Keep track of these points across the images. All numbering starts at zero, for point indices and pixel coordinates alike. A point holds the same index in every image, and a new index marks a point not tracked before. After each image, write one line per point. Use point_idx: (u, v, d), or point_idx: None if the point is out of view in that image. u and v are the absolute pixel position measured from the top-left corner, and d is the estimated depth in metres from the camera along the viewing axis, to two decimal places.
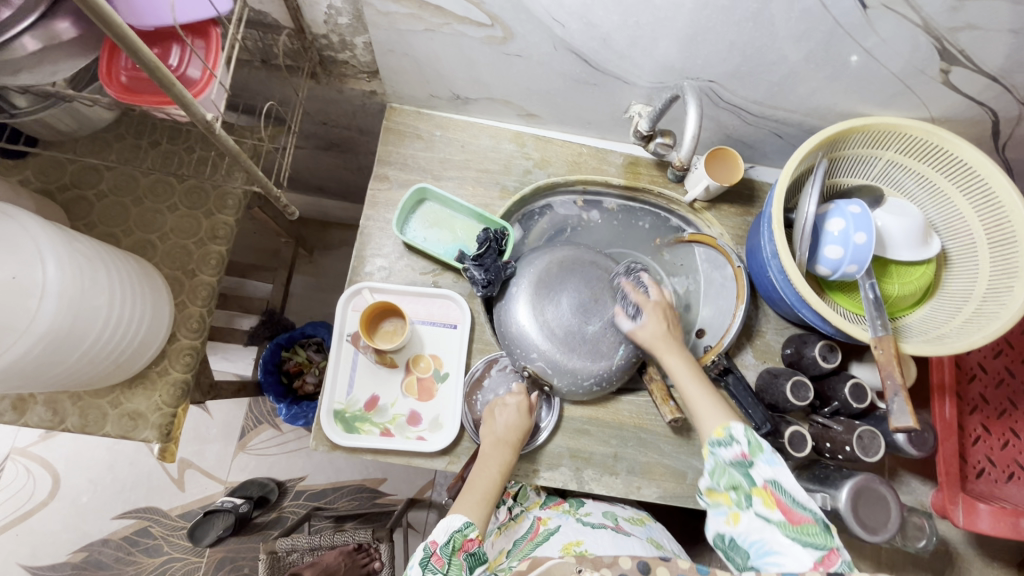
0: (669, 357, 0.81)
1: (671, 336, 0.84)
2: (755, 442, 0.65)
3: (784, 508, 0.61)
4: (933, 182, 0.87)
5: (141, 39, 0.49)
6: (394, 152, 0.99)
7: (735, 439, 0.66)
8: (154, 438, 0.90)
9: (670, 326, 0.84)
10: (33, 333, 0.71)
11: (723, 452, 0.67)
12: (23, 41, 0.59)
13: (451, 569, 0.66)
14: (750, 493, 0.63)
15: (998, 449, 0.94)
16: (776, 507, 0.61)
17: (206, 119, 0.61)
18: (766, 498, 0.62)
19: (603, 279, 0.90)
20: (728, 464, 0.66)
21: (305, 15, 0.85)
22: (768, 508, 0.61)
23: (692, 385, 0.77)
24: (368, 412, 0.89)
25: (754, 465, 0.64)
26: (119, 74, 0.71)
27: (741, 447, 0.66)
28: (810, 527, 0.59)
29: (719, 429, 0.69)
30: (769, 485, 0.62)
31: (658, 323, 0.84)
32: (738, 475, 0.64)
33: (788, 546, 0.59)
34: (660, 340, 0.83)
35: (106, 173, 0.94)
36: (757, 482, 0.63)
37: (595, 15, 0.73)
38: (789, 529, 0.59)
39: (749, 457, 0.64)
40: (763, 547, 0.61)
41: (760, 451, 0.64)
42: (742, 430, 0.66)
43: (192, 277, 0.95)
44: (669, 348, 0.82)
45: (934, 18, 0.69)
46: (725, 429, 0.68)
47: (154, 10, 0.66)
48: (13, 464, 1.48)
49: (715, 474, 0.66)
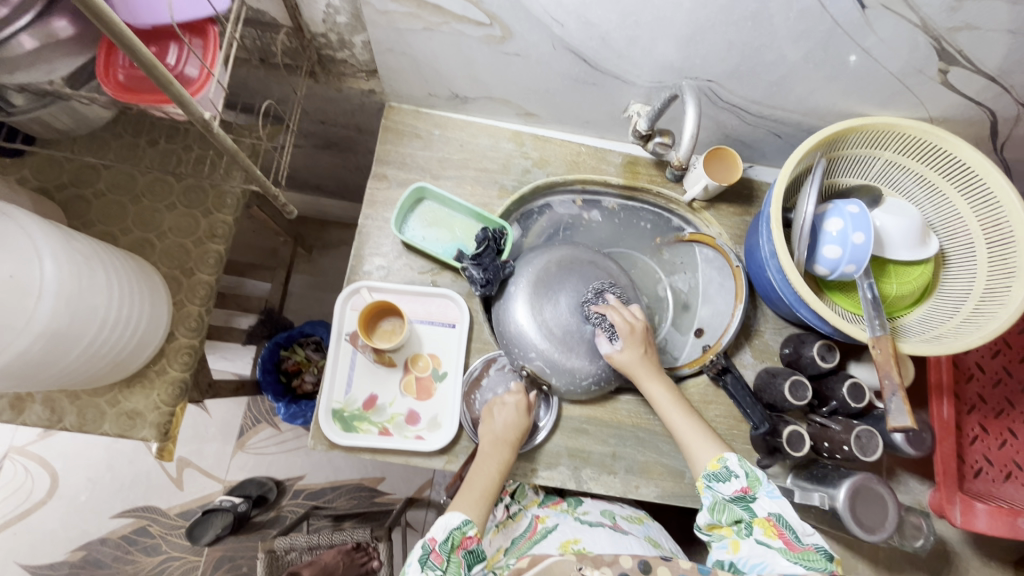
0: (651, 385, 0.83)
1: (649, 360, 0.84)
2: (753, 475, 0.70)
3: (785, 538, 0.65)
4: (932, 182, 0.87)
5: (138, 38, 0.49)
6: (393, 151, 0.99)
7: (733, 472, 0.71)
8: (153, 437, 0.90)
9: (648, 347, 0.85)
10: (32, 331, 0.70)
11: (721, 486, 0.71)
12: (20, 40, 0.59)
13: (450, 566, 0.67)
14: (752, 523, 0.68)
15: (995, 449, 0.94)
16: (778, 536, 0.65)
17: (204, 119, 0.61)
18: (768, 529, 0.66)
19: (596, 282, 0.89)
20: (728, 500, 0.70)
21: (304, 14, 0.85)
22: (769, 537, 0.66)
23: (676, 415, 0.81)
24: (367, 411, 0.89)
25: (756, 499, 0.68)
26: (117, 72, 0.70)
27: (740, 482, 0.70)
28: (811, 553, 0.63)
29: (715, 462, 0.73)
30: (772, 517, 0.66)
31: (634, 350, 0.84)
32: (740, 510, 0.69)
33: (791, 570, 0.63)
34: (638, 366, 0.84)
35: (104, 172, 0.94)
36: (759, 513, 0.67)
37: (594, 15, 0.73)
38: (791, 554, 0.64)
39: (748, 491, 0.69)
40: (764, 570, 0.65)
41: (759, 485, 0.69)
42: (739, 464, 0.71)
43: (191, 276, 0.94)
44: (648, 373, 0.84)
45: (933, 19, 0.69)
46: (721, 462, 0.72)
47: (152, 9, 0.66)
48: (11, 463, 1.48)
49: (716, 509, 0.70)
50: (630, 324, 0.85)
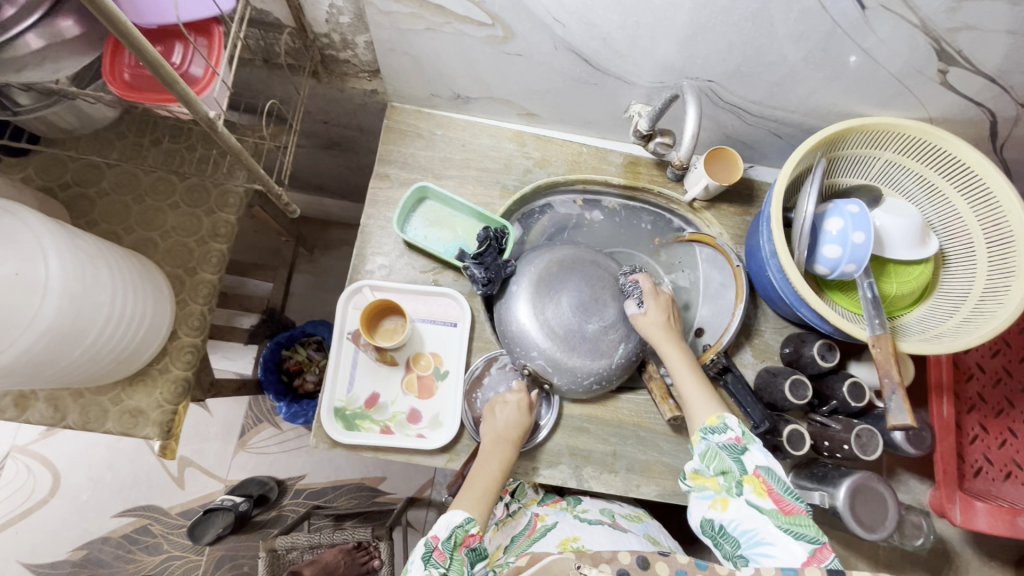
0: (668, 348, 0.83)
1: (671, 326, 0.86)
2: (748, 432, 0.69)
3: (776, 497, 0.63)
4: (931, 182, 0.87)
5: (143, 35, 0.49)
6: (395, 151, 1.00)
7: (728, 425, 0.70)
8: (155, 435, 0.90)
9: (671, 317, 0.87)
10: (36, 328, 0.71)
11: (716, 437, 0.69)
12: (25, 39, 0.59)
13: (453, 564, 0.67)
14: (742, 480, 0.65)
15: (995, 448, 0.94)
16: (767, 495, 0.63)
17: (209, 117, 0.61)
18: (758, 486, 0.64)
19: (607, 278, 0.91)
20: (721, 448, 0.68)
21: (307, 15, 0.86)
22: (760, 495, 0.63)
23: (687, 378, 0.80)
24: (369, 409, 0.90)
25: (747, 451, 0.66)
26: (122, 71, 0.71)
27: (734, 433, 0.69)
28: (801, 518, 0.61)
29: (713, 416, 0.72)
30: (762, 473, 0.64)
31: (659, 313, 0.86)
32: (731, 460, 0.67)
33: (779, 536, 0.60)
34: (659, 328, 0.85)
35: (108, 171, 0.95)
36: (750, 468, 0.65)
37: (595, 15, 0.74)
38: (781, 517, 0.61)
39: (742, 442, 0.67)
40: (755, 538, 0.62)
41: (753, 440, 0.67)
42: (736, 420, 0.70)
43: (194, 275, 0.95)
44: (668, 340, 0.84)
45: (932, 19, 0.69)
46: (720, 416, 0.71)
47: (157, 9, 0.66)
48: (13, 462, 1.48)
49: (706, 457, 0.68)
50: (656, 290, 0.88)
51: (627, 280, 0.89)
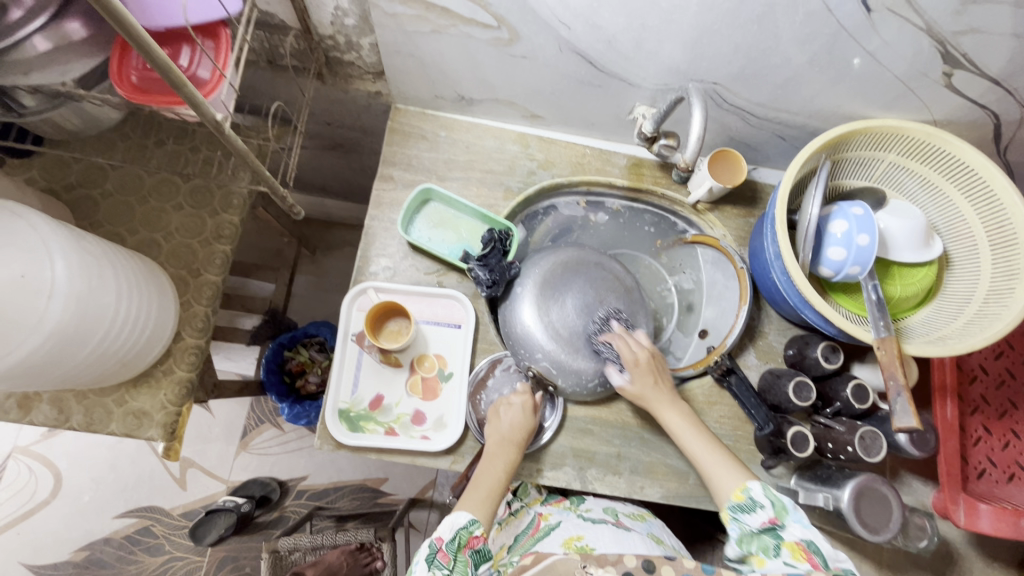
0: (664, 413, 0.83)
1: (660, 388, 0.84)
2: (779, 503, 0.69)
3: (815, 563, 0.64)
4: (935, 185, 0.87)
5: (154, 40, 0.49)
6: (399, 153, 1.00)
7: (759, 503, 0.70)
8: (159, 437, 0.90)
9: (657, 375, 0.85)
10: (42, 330, 0.71)
11: (749, 518, 0.70)
12: (33, 41, 0.59)
13: (457, 565, 0.67)
14: (781, 548, 0.67)
15: (999, 450, 0.94)
16: (806, 561, 0.65)
17: (216, 120, 0.62)
18: (797, 552, 0.66)
19: (605, 284, 0.91)
20: (757, 530, 0.69)
21: (312, 16, 0.86)
22: (798, 561, 0.65)
23: (695, 441, 0.81)
24: (372, 411, 0.90)
25: (785, 526, 0.67)
26: (130, 74, 0.71)
27: (766, 511, 0.69)
28: (836, 573, 0.64)
29: (740, 492, 0.72)
30: (802, 543, 0.66)
31: (643, 381, 0.84)
32: (769, 538, 0.68)
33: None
34: (650, 396, 0.84)
35: (112, 172, 0.95)
36: (788, 539, 0.67)
37: (601, 18, 0.74)
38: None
39: (777, 520, 0.68)
40: None
41: (786, 513, 0.68)
42: (763, 492, 0.70)
43: (198, 276, 0.95)
44: (661, 405, 0.84)
45: (937, 22, 0.70)
46: (746, 493, 0.71)
47: (165, 11, 0.66)
48: (15, 462, 1.48)
49: (745, 540, 0.70)
50: (636, 354, 0.85)
51: (602, 348, 0.87)
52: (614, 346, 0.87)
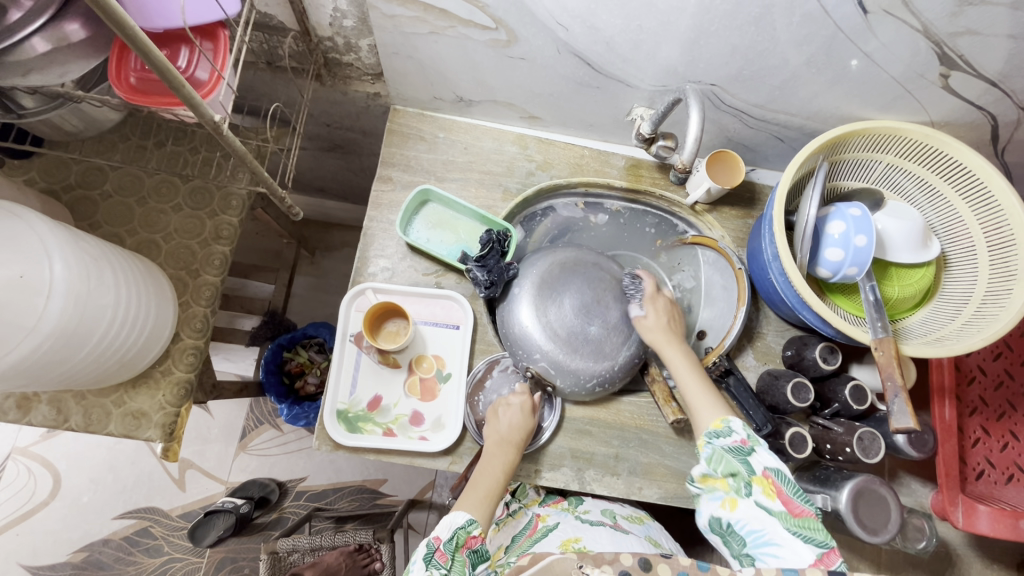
0: (667, 349, 0.85)
1: (671, 330, 0.88)
2: (753, 435, 0.68)
3: (784, 498, 0.62)
4: (933, 186, 0.87)
5: (151, 41, 0.49)
6: (398, 154, 1.00)
7: (734, 430, 0.69)
8: (157, 438, 0.90)
9: (672, 319, 0.89)
10: (41, 330, 0.71)
11: (721, 442, 0.69)
12: (32, 43, 0.60)
13: (455, 565, 0.67)
14: (750, 479, 0.65)
15: (998, 451, 0.94)
16: (776, 497, 0.63)
17: (214, 120, 0.62)
18: (767, 487, 0.64)
19: (607, 279, 0.91)
20: (728, 452, 0.67)
21: (311, 18, 0.86)
22: (769, 497, 0.63)
23: (690, 379, 0.81)
24: (371, 412, 0.90)
25: (754, 453, 0.66)
26: (128, 75, 0.71)
27: (740, 437, 0.68)
28: (810, 521, 0.61)
29: (718, 421, 0.71)
30: (770, 474, 0.64)
31: (658, 316, 0.89)
32: (738, 462, 0.66)
33: (789, 539, 0.61)
34: (660, 330, 0.87)
35: (111, 173, 0.95)
36: (757, 470, 0.65)
37: (598, 19, 0.74)
38: (789, 520, 0.61)
39: (749, 446, 0.67)
40: (761, 538, 0.62)
41: (759, 443, 0.67)
42: (741, 423, 0.70)
43: (196, 277, 0.95)
44: (667, 342, 0.86)
45: (934, 24, 0.70)
46: (723, 420, 0.70)
47: (164, 12, 0.67)
48: (14, 464, 1.48)
49: (714, 461, 0.68)
50: (657, 293, 0.91)
51: (630, 284, 0.92)
52: (641, 284, 0.92)
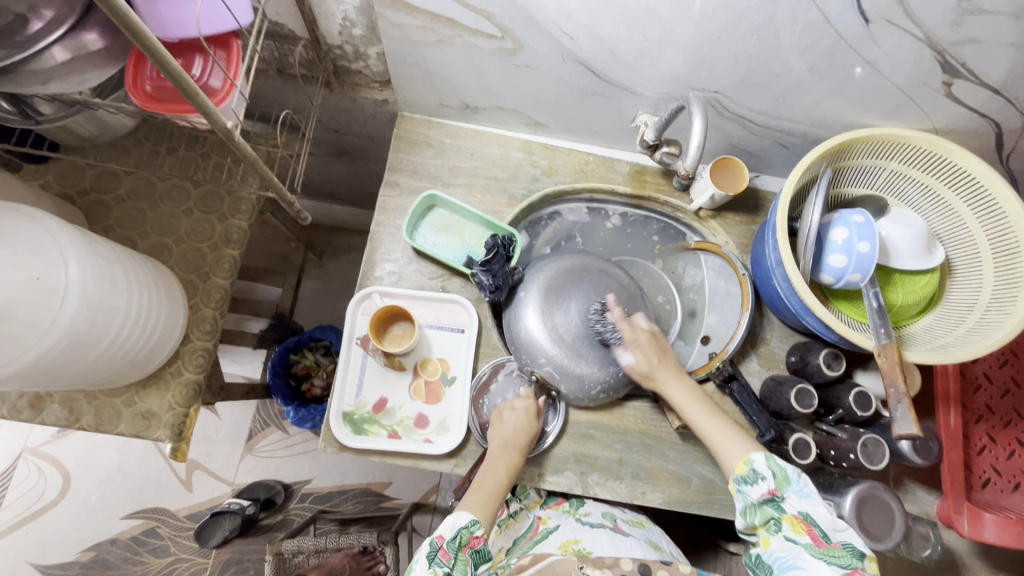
0: (672, 391, 0.82)
1: (666, 363, 0.84)
2: (781, 474, 0.68)
3: (814, 535, 0.64)
4: (938, 193, 0.87)
5: (166, 49, 0.51)
6: (405, 160, 1.01)
7: (760, 473, 0.69)
8: (166, 438, 0.92)
9: (662, 351, 0.85)
10: (57, 330, 0.73)
11: (750, 488, 0.70)
12: (52, 52, 0.62)
13: (457, 564, 0.67)
14: (780, 520, 0.66)
15: (1004, 459, 0.94)
16: (805, 533, 0.64)
17: (226, 127, 0.63)
18: (796, 525, 0.65)
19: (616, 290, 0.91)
20: (757, 502, 0.68)
21: (321, 27, 0.88)
22: (797, 533, 0.65)
23: (701, 416, 0.79)
24: (376, 414, 0.91)
25: (784, 498, 0.67)
26: (144, 83, 0.74)
27: (767, 483, 0.68)
28: (838, 550, 0.62)
29: (741, 464, 0.72)
30: (800, 515, 0.65)
31: (648, 357, 0.84)
32: (770, 509, 0.68)
33: (812, 562, 0.63)
34: (658, 372, 0.83)
35: (125, 178, 0.97)
36: (788, 511, 0.66)
37: (603, 28, 0.75)
38: (816, 550, 0.63)
39: (777, 492, 0.67)
40: (787, 564, 0.64)
41: (788, 484, 0.67)
42: (765, 463, 0.69)
43: (206, 280, 0.97)
44: (668, 379, 0.83)
45: (936, 33, 0.70)
46: (748, 464, 0.70)
47: (180, 23, 0.68)
48: (25, 463, 1.51)
49: (749, 512, 0.69)
50: (636, 330, 0.86)
51: (604, 326, 0.87)
52: (614, 322, 0.87)
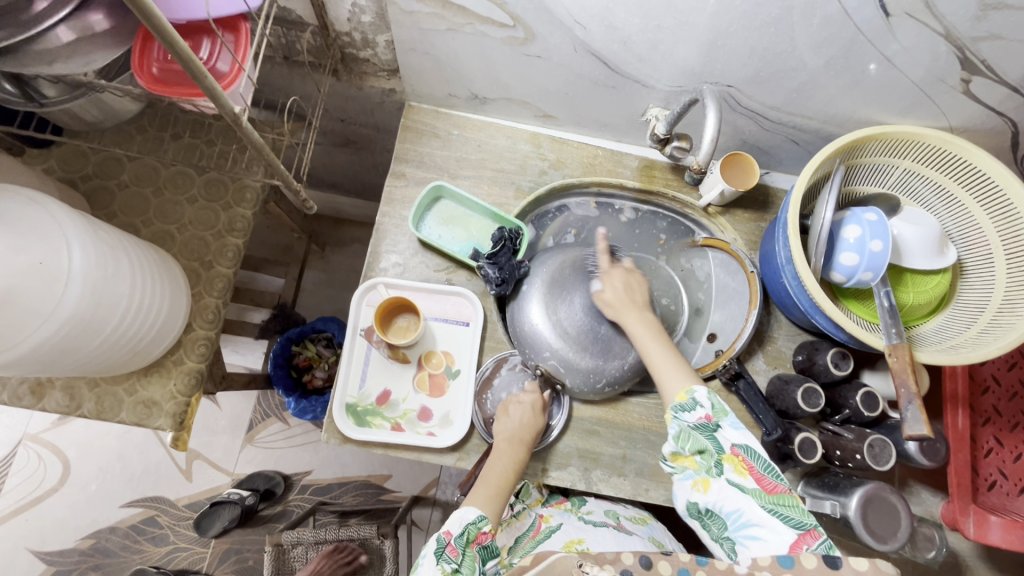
0: (629, 321, 0.80)
1: (634, 300, 0.82)
2: (719, 407, 0.67)
3: (757, 476, 0.62)
4: (950, 192, 0.86)
5: (175, 30, 0.49)
6: (412, 150, 1.00)
7: (699, 402, 0.67)
8: (167, 426, 0.91)
9: (632, 289, 0.83)
10: (59, 317, 0.72)
11: (688, 415, 0.67)
12: (57, 32, 0.60)
13: (465, 559, 0.66)
14: (721, 460, 0.64)
15: (1010, 462, 0.93)
16: (749, 474, 0.63)
17: (234, 112, 0.62)
18: (737, 465, 0.63)
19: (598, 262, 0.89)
20: (693, 429, 0.66)
21: (330, 13, 0.87)
22: (741, 475, 0.62)
23: (653, 346, 0.77)
24: (379, 406, 0.90)
25: (720, 429, 0.65)
26: (150, 65, 0.72)
27: (704, 411, 0.67)
28: (786, 498, 0.61)
29: (682, 393, 0.69)
30: (739, 451, 0.63)
31: (616, 289, 0.82)
32: (705, 439, 0.65)
33: (765, 518, 0.60)
34: (620, 305, 0.81)
35: (128, 164, 0.96)
36: (726, 447, 0.64)
37: (617, 18, 0.74)
38: (764, 498, 0.61)
39: (713, 420, 0.65)
40: (740, 518, 0.62)
41: (724, 415, 0.66)
42: (705, 394, 0.68)
43: (209, 268, 0.96)
44: (629, 312, 0.80)
45: (957, 27, 0.69)
46: (688, 393, 0.68)
47: (188, 4, 0.67)
48: (24, 450, 1.50)
49: (681, 438, 0.66)
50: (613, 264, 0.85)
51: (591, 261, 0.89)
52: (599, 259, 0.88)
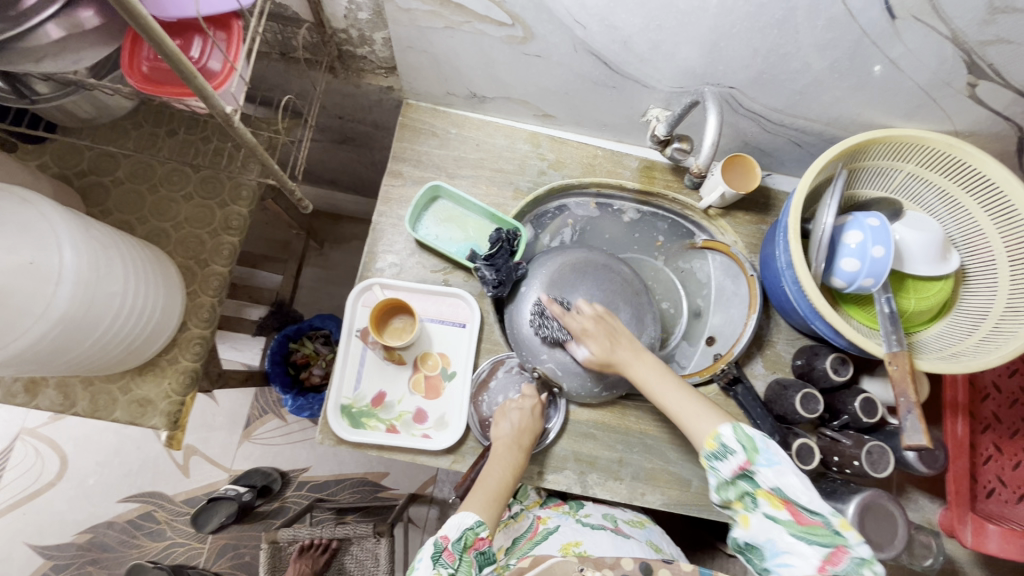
0: (634, 368, 0.78)
1: (622, 342, 0.80)
2: (750, 445, 0.62)
3: (793, 509, 0.59)
4: (954, 197, 0.85)
5: (164, 31, 0.48)
6: (409, 149, 0.99)
7: (730, 448, 0.64)
8: (162, 426, 0.91)
9: (612, 333, 0.81)
10: (49, 317, 0.71)
11: (722, 465, 0.64)
12: (46, 29, 0.59)
13: (462, 565, 0.66)
14: (756, 496, 0.61)
15: (1009, 469, 0.93)
16: (784, 508, 0.59)
17: (225, 112, 0.61)
18: (773, 500, 0.60)
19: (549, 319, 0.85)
20: (731, 478, 0.63)
21: (326, 9, 0.86)
22: (775, 508, 0.60)
23: (667, 391, 0.74)
24: (374, 408, 0.89)
25: (756, 472, 0.61)
26: (140, 64, 0.72)
27: (738, 456, 0.63)
28: (818, 527, 0.58)
29: (711, 439, 0.66)
30: (774, 490, 0.60)
31: (601, 344, 0.80)
32: (744, 484, 0.62)
33: (794, 545, 0.58)
34: (615, 355, 0.79)
35: (123, 161, 0.95)
36: (762, 486, 0.61)
37: (618, 18, 0.73)
38: (795, 528, 0.58)
39: (748, 466, 0.62)
40: (773, 548, 0.60)
41: (757, 454, 0.62)
42: (733, 437, 0.64)
43: (205, 266, 0.95)
44: (629, 357, 0.79)
45: (964, 31, 0.68)
46: (716, 440, 0.65)
47: (179, 2, 0.66)
48: (22, 444, 1.50)
49: (722, 488, 0.64)
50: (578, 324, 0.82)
51: (546, 330, 0.85)
52: (556, 322, 0.85)
